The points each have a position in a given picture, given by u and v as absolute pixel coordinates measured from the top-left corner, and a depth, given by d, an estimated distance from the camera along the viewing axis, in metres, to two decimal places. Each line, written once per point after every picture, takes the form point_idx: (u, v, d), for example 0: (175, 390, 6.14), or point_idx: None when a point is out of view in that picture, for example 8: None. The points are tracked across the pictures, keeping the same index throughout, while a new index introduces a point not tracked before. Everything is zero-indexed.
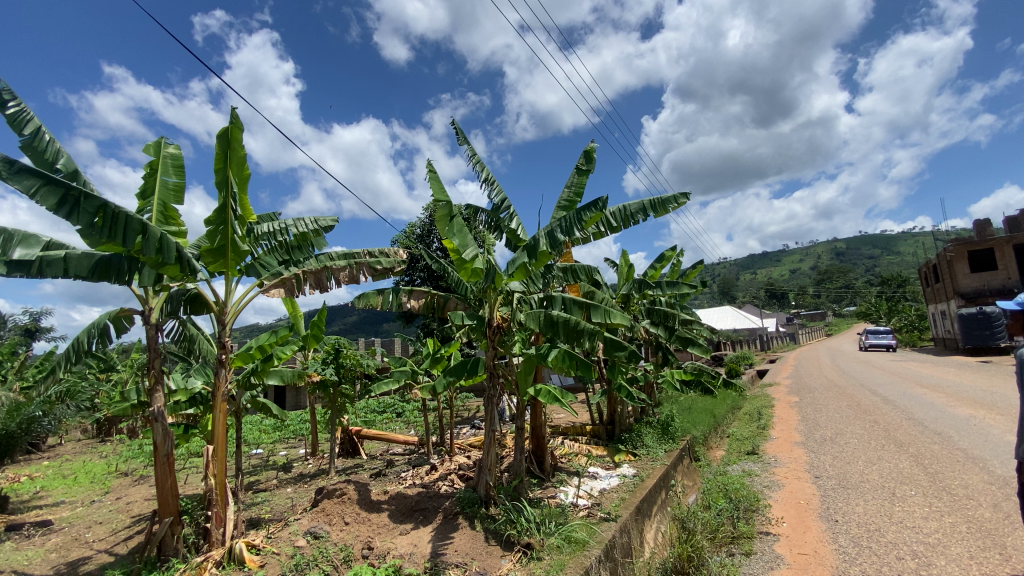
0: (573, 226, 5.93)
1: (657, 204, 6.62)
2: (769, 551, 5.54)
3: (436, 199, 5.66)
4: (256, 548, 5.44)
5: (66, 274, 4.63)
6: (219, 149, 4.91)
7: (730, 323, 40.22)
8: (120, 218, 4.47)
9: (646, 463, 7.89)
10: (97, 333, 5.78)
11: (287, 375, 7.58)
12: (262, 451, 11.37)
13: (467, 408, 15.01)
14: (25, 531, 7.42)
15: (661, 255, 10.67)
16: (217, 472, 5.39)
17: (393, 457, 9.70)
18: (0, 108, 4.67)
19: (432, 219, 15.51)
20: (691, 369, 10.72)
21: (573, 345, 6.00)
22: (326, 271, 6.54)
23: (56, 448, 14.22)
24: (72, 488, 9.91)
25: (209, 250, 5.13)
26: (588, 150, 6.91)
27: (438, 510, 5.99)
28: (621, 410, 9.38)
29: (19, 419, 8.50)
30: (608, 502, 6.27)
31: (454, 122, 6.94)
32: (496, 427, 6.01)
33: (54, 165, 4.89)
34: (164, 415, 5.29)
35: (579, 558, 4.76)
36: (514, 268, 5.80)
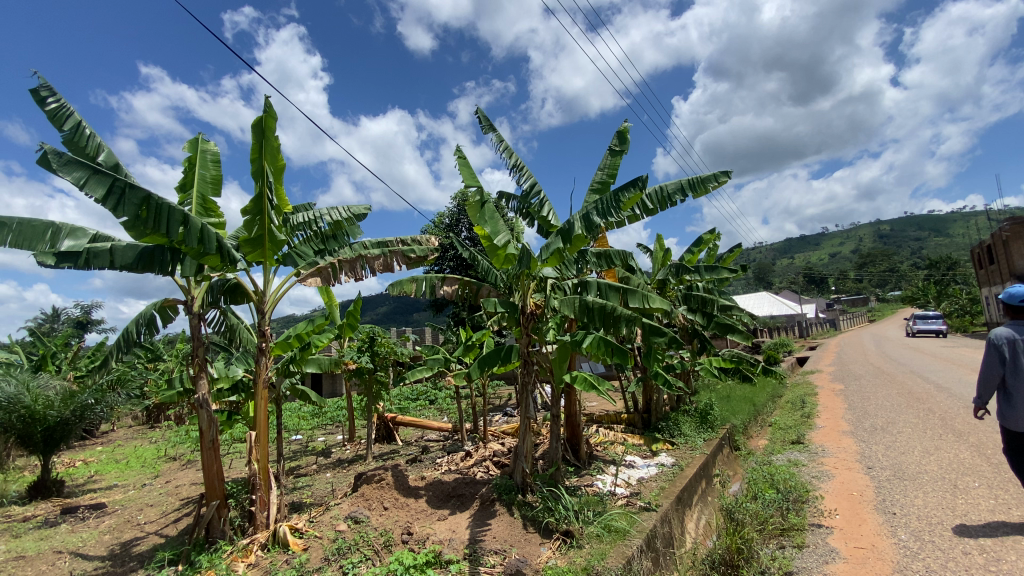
0: (610, 209, 5.71)
1: (697, 183, 6.36)
2: (822, 544, 5.36)
3: (468, 185, 5.57)
4: (299, 532, 5.56)
5: (113, 264, 4.73)
6: (253, 139, 4.91)
7: (766, 309, 39.08)
8: (163, 209, 4.55)
9: (685, 453, 7.71)
10: (144, 324, 5.95)
11: (325, 363, 7.75)
12: (301, 437, 11.68)
13: (499, 396, 15.04)
14: (80, 513, 7.81)
15: (698, 239, 10.34)
16: (259, 457, 5.52)
17: (428, 443, 9.80)
18: (41, 105, 4.79)
19: (461, 208, 15.46)
20: (730, 356, 10.42)
21: (609, 332, 5.82)
22: (362, 260, 6.60)
23: (110, 434, 14.97)
24: (124, 472, 10.41)
25: (246, 240, 5.19)
26: (622, 131, 6.70)
27: (475, 497, 5.99)
28: (657, 398, 9.26)
29: (73, 406, 8.96)
30: (648, 491, 6.15)
31: (478, 110, 6.83)
32: (531, 415, 5.95)
33: (94, 159, 5.02)
34: (208, 402, 5.42)
35: (621, 547, 4.67)
36: (548, 255, 5.68)
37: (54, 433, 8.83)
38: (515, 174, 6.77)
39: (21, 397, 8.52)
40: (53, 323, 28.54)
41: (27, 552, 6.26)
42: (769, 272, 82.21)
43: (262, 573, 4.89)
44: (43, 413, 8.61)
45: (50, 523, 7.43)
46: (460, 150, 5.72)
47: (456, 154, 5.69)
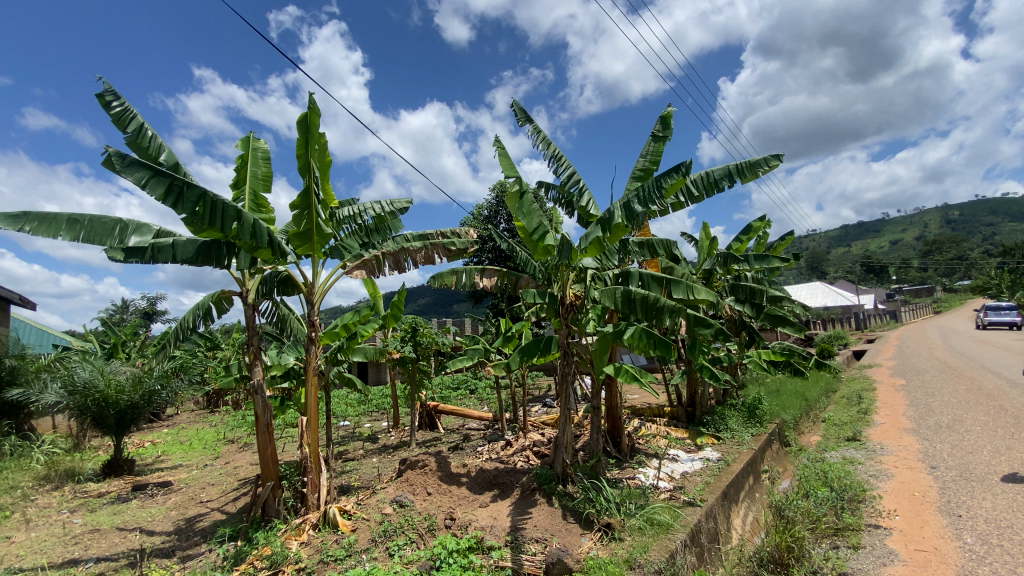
0: (652, 195, 5.54)
1: (746, 168, 6.12)
2: (880, 545, 5.11)
3: (506, 176, 5.56)
4: (348, 513, 5.79)
5: (175, 259, 5.04)
6: (299, 135, 5.06)
7: (819, 300, 37.28)
8: (218, 206, 4.78)
9: (731, 448, 7.50)
10: (202, 313, 6.34)
11: (370, 352, 8.00)
12: (348, 423, 12.12)
13: (538, 387, 15.08)
14: (149, 490, 8.44)
15: (748, 227, 9.93)
16: (310, 442, 5.78)
17: (469, 432, 9.95)
18: (107, 109, 5.09)
19: (499, 200, 15.46)
20: (780, 349, 9.99)
21: (652, 323, 5.71)
22: (404, 252, 6.84)
23: (174, 417, 16.05)
24: (188, 453, 11.14)
25: (296, 234, 5.39)
26: (665, 115, 6.50)
27: (515, 485, 6.05)
28: (702, 392, 9.04)
29: (142, 391, 9.64)
30: (692, 485, 6.03)
31: (515, 101, 6.80)
32: (571, 406, 5.94)
33: (157, 159, 5.33)
34: (263, 388, 5.70)
35: (664, 541, 4.61)
36: (587, 245, 5.60)
37: (125, 416, 9.54)
38: (554, 164, 6.71)
39: (96, 382, 9.26)
40: (123, 313, 30.65)
41: (103, 525, 6.81)
42: (822, 260, 78.14)
43: (314, 551, 5.13)
44: (116, 397, 9.32)
45: (122, 499, 8.06)
46: (498, 141, 5.70)
47: (494, 145, 5.69)
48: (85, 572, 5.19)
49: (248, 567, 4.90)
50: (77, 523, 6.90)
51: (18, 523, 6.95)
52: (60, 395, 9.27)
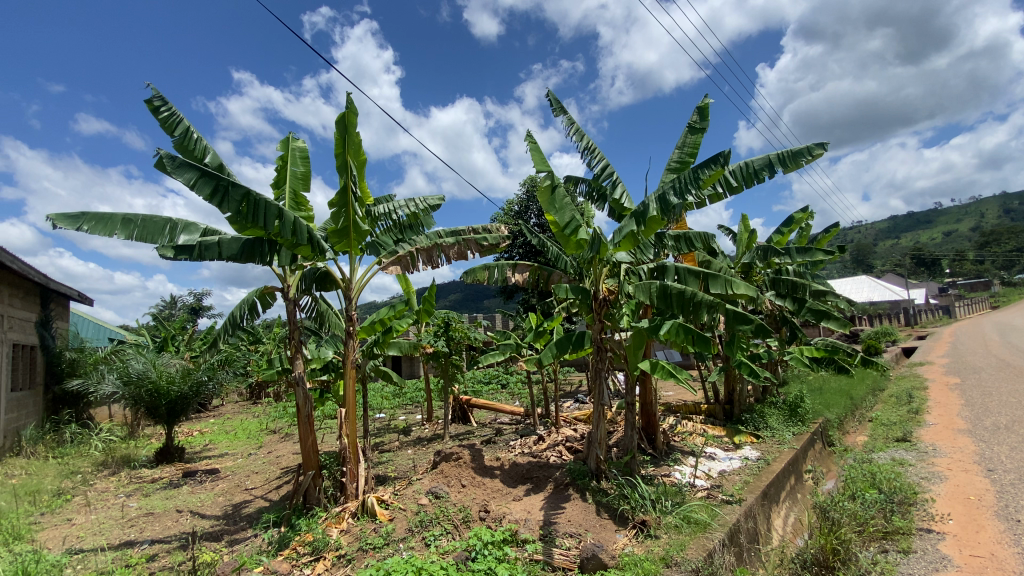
0: (688, 187, 5.40)
1: (789, 158, 5.92)
2: (932, 550, 4.89)
3: (538, 170, 5.54)
4: (385, 503, 5.94)
5: (221, 256, 5.26)
6: (337, 134, 5.18)
7: (864, 294, 35.66)
8: (261, 205, 4.96)
9: (771, 447, 7.30)
10: (248, 309, 6.60)
11: (405, 347, 8.15)
12: (384, 415, 12.38)
13: (570, 382, 15.03)
14: (198, 477, 8.87)
15: (789, 218, 9.58)
16: (349, 433, 5.95)
17: (502, 426, 10.00)
18: (155, 113, 5.31)
19: (529, 194, 15.41)
20: (823, 346, 9.61)
21: (689, 318, 5.59)
22: (437, 248, 6.83)
23: (220, 408, 16.79)
24: (233, 442, 11.64)
25: (334, 231, 5.52)
26: (702, 105, 6.33)
27: (549, 480, 6.05)
28: (740, 389, 8.81)
29: (190, 382, 10.11)
30: (730, 484, 5.89)
31: (549, 93, 6.75)
32: (605, 402, 5.89)
33: (202, 160, 5.56)
34: (304, 380, 5.90)
35: (701, 540, 4.53)
36: (621, 238, 5.51)
37: (175, 405, 10.04)
38: (587, 157, 6.63)
39: (149, 373, 9.80)
40: (172, 308, 32.25)
41: (157, 509, 7.21)
42: (868, 253, 74.65)
43: (353, 539, 5.28)
44: (167, 388, 9.83)
45: (174, 484, 8.50)
46: (530, 135, 5.68)
47: (526, 140, 5.67)
48: (141, 553, 5.50)
49: (291, 552, 5.09)
50: (133, 507, 7.32)
51: (80, 506, 7.43)
52: (116, 385, 9.85)
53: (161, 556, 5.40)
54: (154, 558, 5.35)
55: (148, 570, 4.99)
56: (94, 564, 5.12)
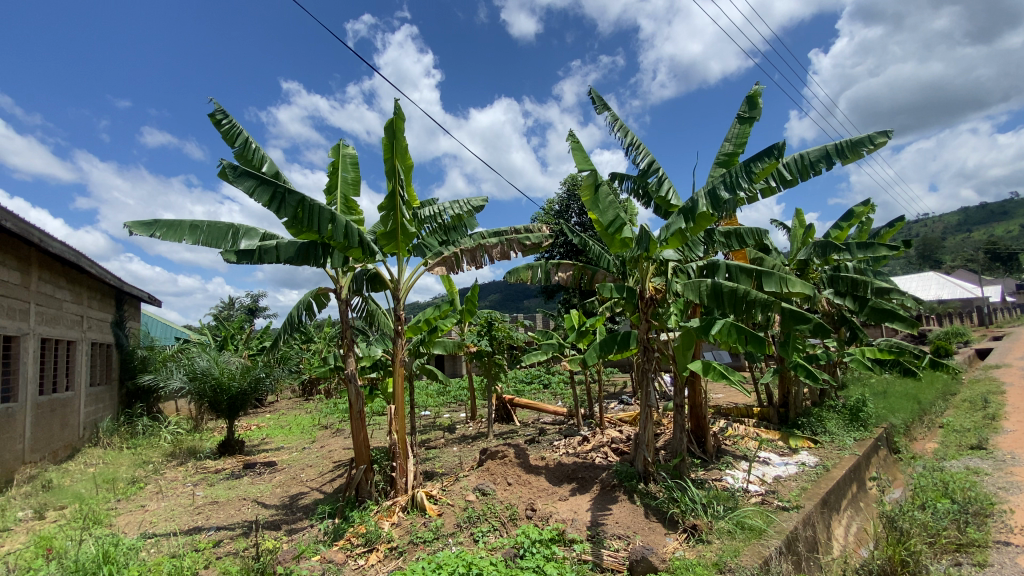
0: (740, 181, 5.22)
1: (848, 148, 5.65)
2: (1012, 565, 4.57)
3: (581, 169, 5.52)
4: (434, 498, 6.07)
5: (279, 259, 5.53)
6: (385, 139, 5.34)
7: (932, 292, 33.32)
8: (315, 210, 5.19)
9: (831, 452, 6.98)
10: (304, 308, 6.90)
11: (449, 346, 8.34)
12: (429, 413, 12.66)
13: (613, 382, 14.86)
14: (258, 469, 9.36)
15: (848, 212, 9.11)
16: (398, 429, 6.16)
17: (545, 426, 10.03)
18: (218, 126, 5.62)
19: (570, 193, 15.35)
20: (887, 347, 9.07)
21: (741, 317, 5.42)
22: (481, 249, 6.98)
23: (275, 404, 17.64)
24: (288, 437, 12.20)
25: (383, 234, 5.71)
26: (752, 95, 6.12)
27: (595, 481, 6.01)
28: (796, 391, 8.47)
29: (250, 379, 10.66)
30: (786, 490, 5.68)
31: (591, 89, 6.70)
32: (652, 404, 5.80)
33: (260, 169, 5.87)
34: (356, 377, 6.12)
35: (756, 547, 4.40)
36: (668, 236, 5.38)
37: (236, 401, 10.62)
38: (632, 153, 6.53)
39: (212, 370, 10.43)
40: (230, 310, 34.10)
41: (221, 498, 7.65)
42: (935, 248, 69.70)
43: (404, 532, 5.44)
44: (228, 383, 10.42)
45: (236, 475, 9.01)
46: (573, 134, 5.65)
47: (569, 139, 5.65)
48: (208, 539, 5.86)
49: (346, 543, 5.30)
50: (200, 495, 7.82)
51: (152, 493, 7.99)
52: (183, 381, 10.54)
53: (226, 542, 5.72)
54: (220, 544, 5.69)
55: (215, 555, 5.31)
56: (167, 547, 5.48)
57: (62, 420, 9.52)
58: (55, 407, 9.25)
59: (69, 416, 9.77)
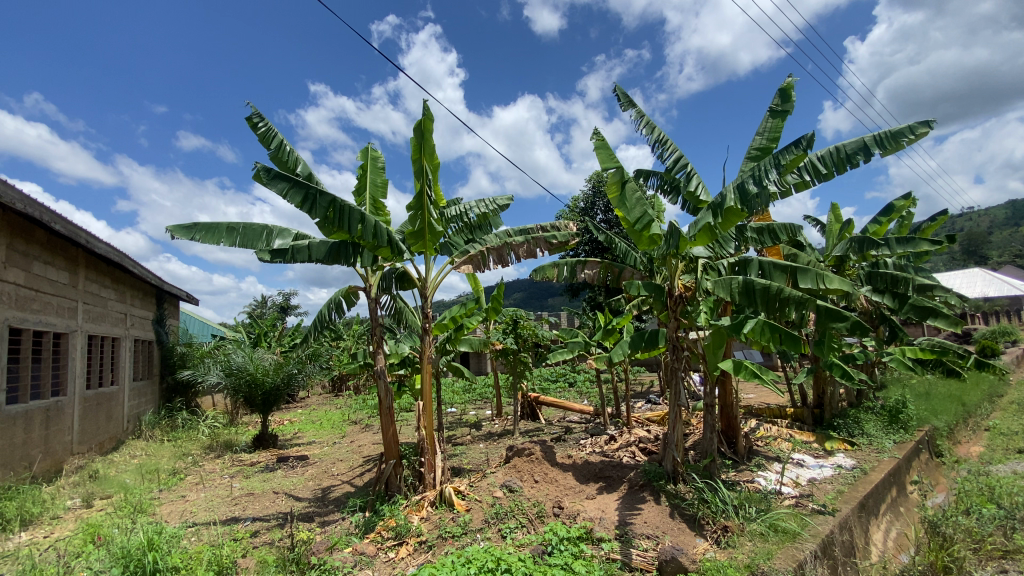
0: (769, 174, 5.06)
1: (887, 139, 5.45)
2: None
3: (606, 167, 5.48)
4: (462, 494, 6.14)
5: (311, 259, 5.68)
6: (413, 140, 5.42)
7: (978, 289, 31.76)
8: (345, 210, 5.29)
9: (869, 455, 6.76)
10: (335, 306, 7.06)
11: (475, 343, 8.41)
12: (455, 410, 12.78)
13: (640, 381, 14.72)
14: (291, 462, 9.65)
15: (887, 206, 8.79)
16: (426, 425, 6.27)
17: (571, 424, 10.01)
18: (255, 129, 5.80)
19: (596, 190, 15.24)
20: (929, 346, 8.78)
21: (774, 315, 5.30)
22: (507, 247, 6.90)
23: (306, 399, 18.11)
24: (319, 431, 12.50)
25: (411, 233, 5.79)
26: (785, 87, 5.95)
27: (623, 480, 5.98)
28: (832, 392, 8.24)
29: (282, 375, 10.97)
30: (821, 493, 5.54)
31: (616, 86, 6.63)
32: (682, 403, 5.71)
33: (295, 170, 6.03)
34: (385, 373, 6.23)
35: (790, 550, 4.30)
36: (697, 232, 5.28)
37: (270, 396, 10.96)
38: (659, 149, 6.43)
39: (247, 366, 10.78)
40: (263, 308, 35.10)
41: (256, 489, 7.92)
42: (981, 243, 66.42)
43: (433, 526, 5.52)
44: (262, 379, 10.76)
45: (270, 468, 9.30)
46: (599, 131, 5.60)
47: (594, 136, 5.59)
48: (245, 529, 6.07)
49: (377, 536, 5.42)
50: (237, 487, 8.12)
51: (192, 484, 8.33)
52: (220, 376, 10.91)
53: (262, 533, 5.92)
54: (256, 534, 5.88)
55: (252, 545, 5.49)
56: (207, 537, 5.70)
57: (108, 413, 9.99)
58: (101, 400, 9.73)
59: (114, 409, 10.25)
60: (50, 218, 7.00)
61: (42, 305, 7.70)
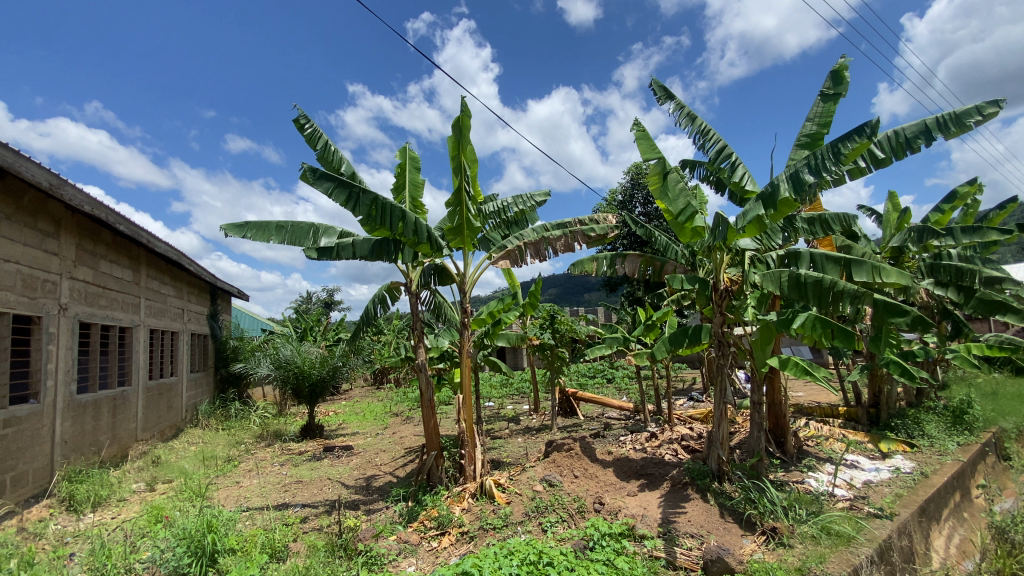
0: (827, 165, 4.83)
1: (951, 121, 5.09)
2: None
3: (648, 159, 5.37)
4: (502, 487, 6.20)
5: (355, 255, 5.84)
6: (452, 137, 5.47)
7: None
8: (387, 208, 5.41)
9: (930, 458, 6.39)
10: (379, 302, 7.25)
11: (513, 338, 8.47)
12: (493, 404, 12.90)
13: (681, 378, 14.43)
14: (336, 452, 10.02)
15: (951, 193, 8.24)
16: (466, 418, 6.37)
17: (610, 420, 9.94)
18: (302, 131, 6.01)
19: (634, 182, 14.96)
20: (998, 342, 8.22)
21: (827, 310, 5.06)
22: (545, 241, 6.89)
23: (350, 392, 18.72)
24: (362, 423, 12.91)
25: (450, 229, 5.85)
26: (837, 69, 5.66)
27: (665, 478, 5.89)
28: (889, 390, 7.82)
29: (328, 368, 11.38)
30: (877, 496, 5.28)
31: (652, 80, 6.42)
32: (727, 400, 5.56)
33: (340, 170, 6.21)
34: (426, 367, 6.34)
35: (844, 554, 4.13)
36: (746, 224, 5.09)
37: (316, 387, 11.37)
38: (701, 140, 6.22)
39: (295, 359, 11.23)
40: (308, 303, 36.42)
41: (305, 477, 8.27)
42: None
43: (474, 517, 5.60)
44: (309, 371, 11.19)
45: (317, 457, 9.68)
46: (639, 122, 5.49)
47: (635, 127, 5.48)
48: (296, 514, 6.35)
49: (420, 525, 5.55)
50: (287, 474, 8.51)
51: (246, 471, 8.78)
52: (270, 369, 11.41)
53: (312, 519, 6.17)
54: (306, 520, 6.14)
55: (302, 530, 5.74)
56: (260, 521, 6.00)
57: (168, 402, 10.63)
58: (162, 390, 10.36)
59: (173, 399, 10.91)
60: (115, 220, 7.49)
61: (109, 301, 8.27)
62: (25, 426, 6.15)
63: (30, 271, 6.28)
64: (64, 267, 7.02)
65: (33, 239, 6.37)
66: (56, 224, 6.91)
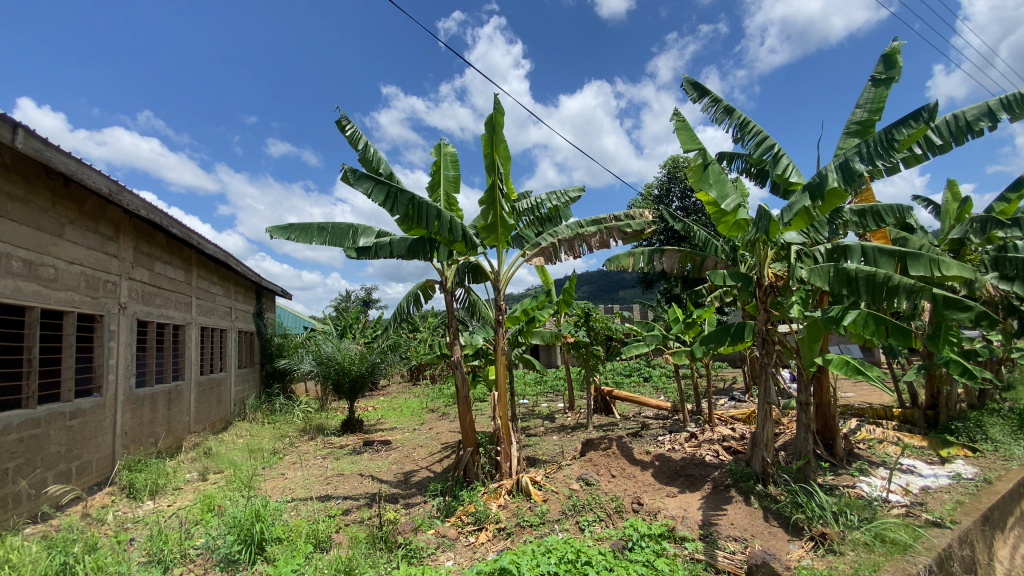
0: (880, 152, 4.55)
1: (1018, 102, 4.73)
2: None
3: (687, 150, 5.23)
4: (538, 484, 6.20)
5: (393, 254, 5.95)
6: (485, 135, 5.47)
7: None
8: (423, 207, 5.48)
9: (995, 463, 5.98)
10: (413, 299, 7.37)
11: (547, 336, 8.45)
12: (527, 402, 12.93)
13: (721, 377, 14.03)
14: (376, 446, 10.27)
15: (1018, 181, 7.64)
16: (501, 415, 6.38)
17: (647, 420, 9.78)
18: (343, 132, 6.16)
19: (671, 176, 14.62)
20: None
21: (880, 306, 4.80)
22: (579, 238, 6.82)
23: (387, 388, 19.15)
24: (400, 418, 13.17)
25: (484, 227, 5.87)
26: (889, 52, 5.35)
27: (706, 479, 5.76)
28: (948, 391, 7.35)
29: (366, 364, 11.67)
30: (936, 503, 4.98)
31: (685, 78, 6.21)
32: (771, 400, 5.37)
33: (379, 170, 6.33)
34: (461, 363, 6.39)
35: (901, 563, 3.92)
36: (791, 216, 4.88)
37: (356, 383, 11.66)
38: (741, 132, 6.00)
39: (335, 356, 11.57)
40: (347, 301, 37.43)
41: (346, 470, 8.51)
42: None
43: (511, 514, 5.63)
44: (349, 367, 11.50)
45: (357, 451, 9.95)
46: (677, 113, 5.34)
47: (673, 118, 5.34)
48: (338, 506, 6.55)
49: (458, 520, 5.62)
50: (329, 467, 8.78)
51: (290, 463, 9.12)
52: (312, 364, 11.79)
53: (353, 511, 6.34)
54: (348, 512, 6.32)
55: (344, 521, 5.92)
56: (305, 512, 6.21)
57: (218, 397, 11.16)
58: (212, 385, 10.86)
59: (223, 393, 11.44)
60: (169, 223, 7.90)
61: (163, 300, 8.72)
62: (90, 417, 6.57)
63: (93, 272, 6.71)
64: (123, 268, 7.46)
65: (96, 242, 6.80)
66: (116, 227, 7.35)
